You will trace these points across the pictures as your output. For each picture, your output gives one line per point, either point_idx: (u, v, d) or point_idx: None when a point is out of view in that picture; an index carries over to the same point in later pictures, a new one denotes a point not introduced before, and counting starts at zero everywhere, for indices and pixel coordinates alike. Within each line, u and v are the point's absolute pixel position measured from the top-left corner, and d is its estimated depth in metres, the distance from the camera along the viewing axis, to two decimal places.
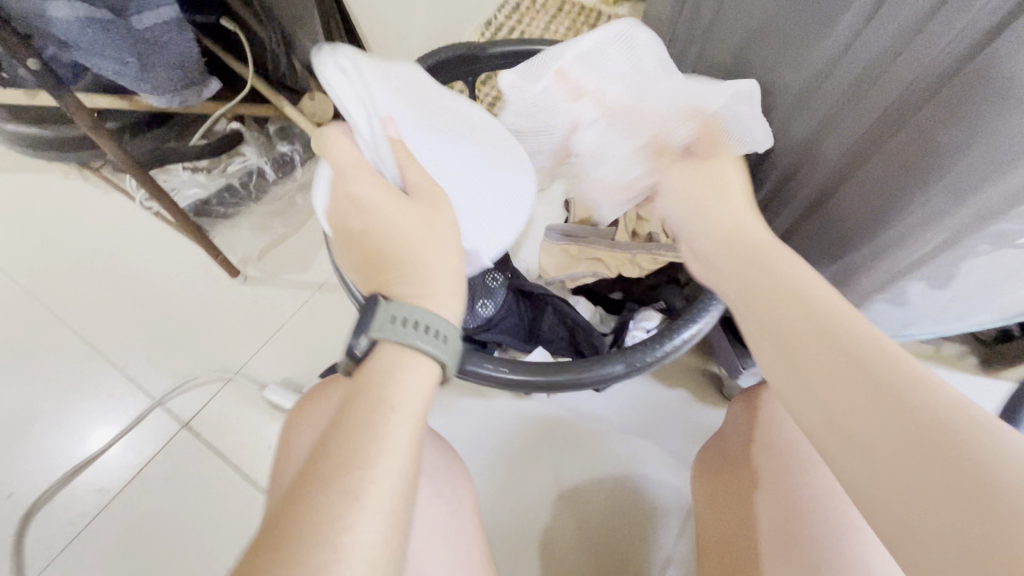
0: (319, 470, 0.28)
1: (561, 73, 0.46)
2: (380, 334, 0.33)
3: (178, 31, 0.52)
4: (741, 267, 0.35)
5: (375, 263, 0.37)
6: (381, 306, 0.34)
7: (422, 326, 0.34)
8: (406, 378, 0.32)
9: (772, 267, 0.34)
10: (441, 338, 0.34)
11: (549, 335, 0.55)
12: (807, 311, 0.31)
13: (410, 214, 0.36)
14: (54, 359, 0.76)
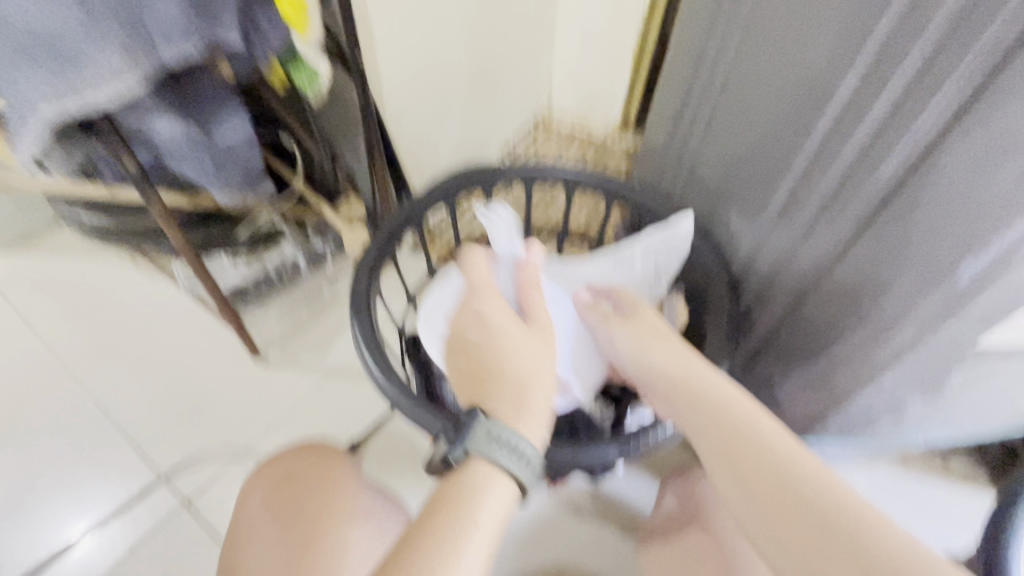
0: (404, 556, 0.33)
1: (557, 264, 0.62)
2: (475, 445, 0.37)
3: (248, 146, 0.63)
4: (673, 390, 0.44)
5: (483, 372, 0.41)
6: (481, 422, 0.38)
7: (511, 448, 0.37)
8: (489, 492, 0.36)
9: (695, 391, 0.43)
10: (522, 459, 0.37)
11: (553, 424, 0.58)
12: (726, 429, 0.40)
13: (529, 344, 0.42)
14: (70, 428, 0.80)
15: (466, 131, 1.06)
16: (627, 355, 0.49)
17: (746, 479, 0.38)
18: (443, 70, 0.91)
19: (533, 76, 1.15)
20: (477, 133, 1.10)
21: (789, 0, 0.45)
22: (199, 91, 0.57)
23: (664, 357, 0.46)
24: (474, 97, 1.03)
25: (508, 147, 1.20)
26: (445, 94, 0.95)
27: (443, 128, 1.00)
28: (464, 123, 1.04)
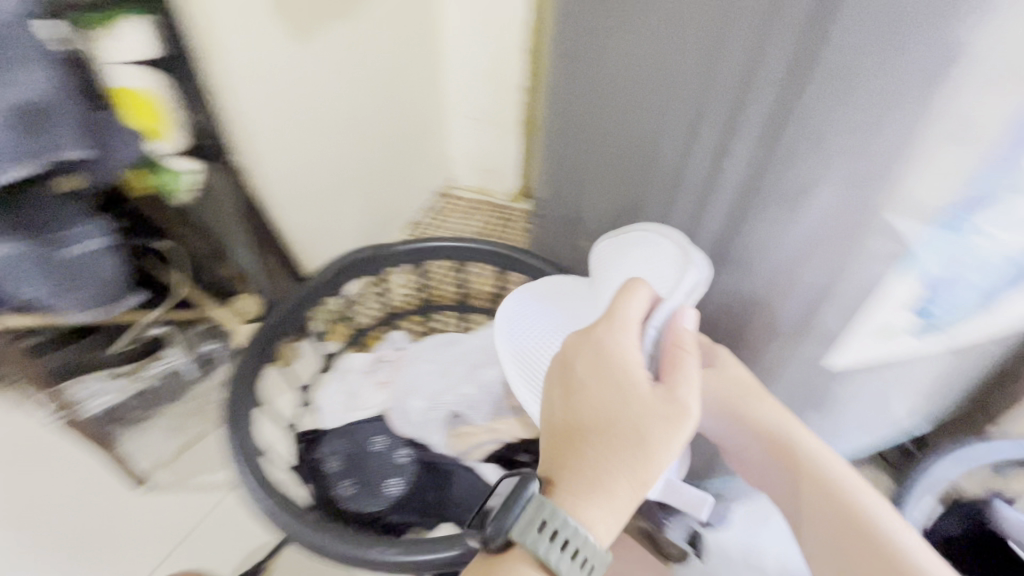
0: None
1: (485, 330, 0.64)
2: (521, 535, 0.35)
3: (99, 256, 0.57)
4: (773, 454, 0.49)
5: (563, 434, 0.38)
6: (531, 499, 0.36)
7: (564, 542, 0.35)
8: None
9: (800, 456, 0.48)
10: (586, 567, 0.35)
11: (459, 507, 0.54)
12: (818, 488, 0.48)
13: (659, 418, 0.36)
14: None
15: (368, 212, 1.06)
16: (722, 421, 0.51)
17: (835, 530, 0.47)
18: (336, 158, 0.92)
19: (431, 154, 1.19)
20: (380, 213, 1.10)
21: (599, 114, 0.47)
22: (39, 208, 0.52)
23: (773, 424, 0.49)
24: (373, 180, 1.04)
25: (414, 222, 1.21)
26: (343, 181, 0.96)
27: (342, 212, 0.99)
28: (365, 204, 1.05)
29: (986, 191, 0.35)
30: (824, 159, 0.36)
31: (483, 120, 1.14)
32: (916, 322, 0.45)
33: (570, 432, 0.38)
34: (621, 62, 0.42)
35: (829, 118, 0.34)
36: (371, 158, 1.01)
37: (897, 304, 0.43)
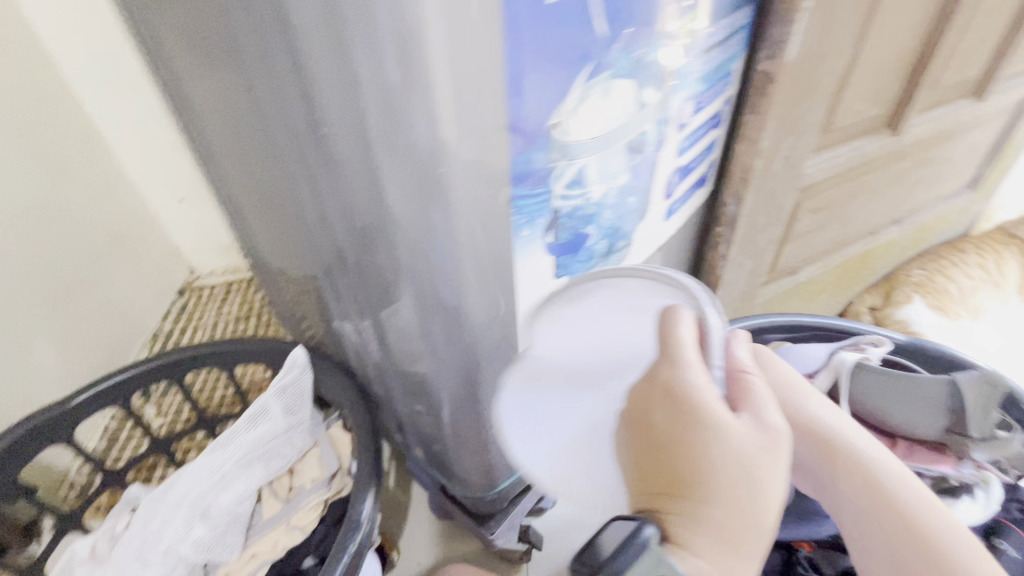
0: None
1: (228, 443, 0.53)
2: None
3: None
4: (827, 468, 0.41)
5: (672, 486, 0.31)
6: (653, 549, 0.28)
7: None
8: None
9: (849, 458, 0.40)
10: None
11: None
12: (865, 490, 0.39)
13: (763, 453, 0.31)
14: None
15: (72, 360, 0.82)
16: None
17: (888, 539, 0.38)
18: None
19: (144, 255, 0.97)
20: (92, 350, 0.86)
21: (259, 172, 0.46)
22: None
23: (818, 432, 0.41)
24: (60, 315, 0.80)
25: (155, 335, 0.99)
26: (10, 336, 0.72)
27: (28, 368, 0.74)
28: (60, 348, 0.80)
29: (548, 165, 0.36)
30: (386, 192, 0.34)
31: (201, 200, 0.98)
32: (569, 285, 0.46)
33: (673, 482, 0.31)
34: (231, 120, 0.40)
35: (377, 156, 0.33)
36: (43, 294, 0.77)
37: (542, 279, 0.43)
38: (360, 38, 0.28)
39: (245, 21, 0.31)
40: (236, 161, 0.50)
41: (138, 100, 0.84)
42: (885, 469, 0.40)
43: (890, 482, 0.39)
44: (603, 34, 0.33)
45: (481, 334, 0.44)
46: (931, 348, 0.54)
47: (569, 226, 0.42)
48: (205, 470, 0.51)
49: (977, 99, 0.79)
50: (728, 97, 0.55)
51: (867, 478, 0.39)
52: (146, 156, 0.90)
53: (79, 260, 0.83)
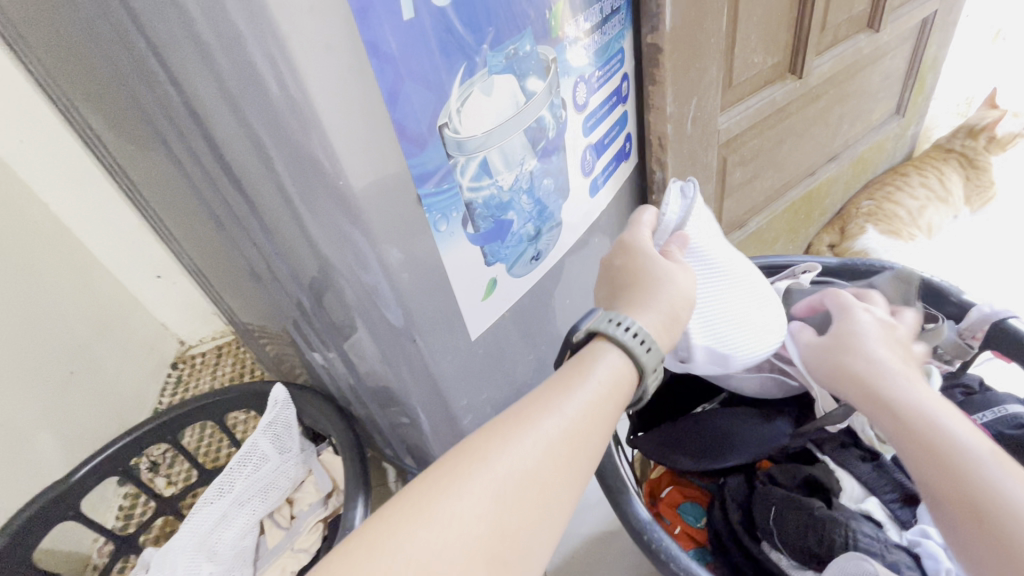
0: (525, 428, 0.30)
1: (231, 474, 0.56)
2: (598, 325, 0.36)
3: None
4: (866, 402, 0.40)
5: (616, 290, 0.41)
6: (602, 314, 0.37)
7: (630, 332, 0.35)
8: (590, 370, 0.34)
9: (888, 391, 0.38)
10: (644, 342, 0.35)
11: None
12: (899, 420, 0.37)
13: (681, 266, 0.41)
14: None
15: (76, 448, 0.85)
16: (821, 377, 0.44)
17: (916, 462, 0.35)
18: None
19: (130, 336, 1.00)
20: (95, 434, 0.89)
21: (194, 232, 0.50)
22: None
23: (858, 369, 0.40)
24: (57, 406, 0.83)
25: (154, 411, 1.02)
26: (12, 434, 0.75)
27: (34, 459, 0.77)
28: (62, 438, 0.82)
29: (448, 163, 0.40)
30: (312, 231, 0.37)
31: (176, 273, 1.01)
32: (504, 271, 0.51)
33: (616, 291, 0.41)
34: (168, 184, 0.44)
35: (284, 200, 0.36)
36: (36, 390, 0.80)
37: (477, 269, 0.48)
38: (253, 100, 0.31)
39: (153, 99, 0.33)
40: (182, 229, 0.52)
41: (96, 187, 0.87)
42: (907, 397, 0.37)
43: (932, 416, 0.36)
44: (468, 39, 0.38)
45: (432, 332, 0.47)
46: (860, 264, 0.59)
47: (487, 215, 0.46)
48: (204, 513, 0.53)
49: (873, 31, 0.84)
50: (624, 73, 0.59)
51: (909, 409, 0.36)
52: (113, 240, 0.93)
53: (66, 352, 0.86)
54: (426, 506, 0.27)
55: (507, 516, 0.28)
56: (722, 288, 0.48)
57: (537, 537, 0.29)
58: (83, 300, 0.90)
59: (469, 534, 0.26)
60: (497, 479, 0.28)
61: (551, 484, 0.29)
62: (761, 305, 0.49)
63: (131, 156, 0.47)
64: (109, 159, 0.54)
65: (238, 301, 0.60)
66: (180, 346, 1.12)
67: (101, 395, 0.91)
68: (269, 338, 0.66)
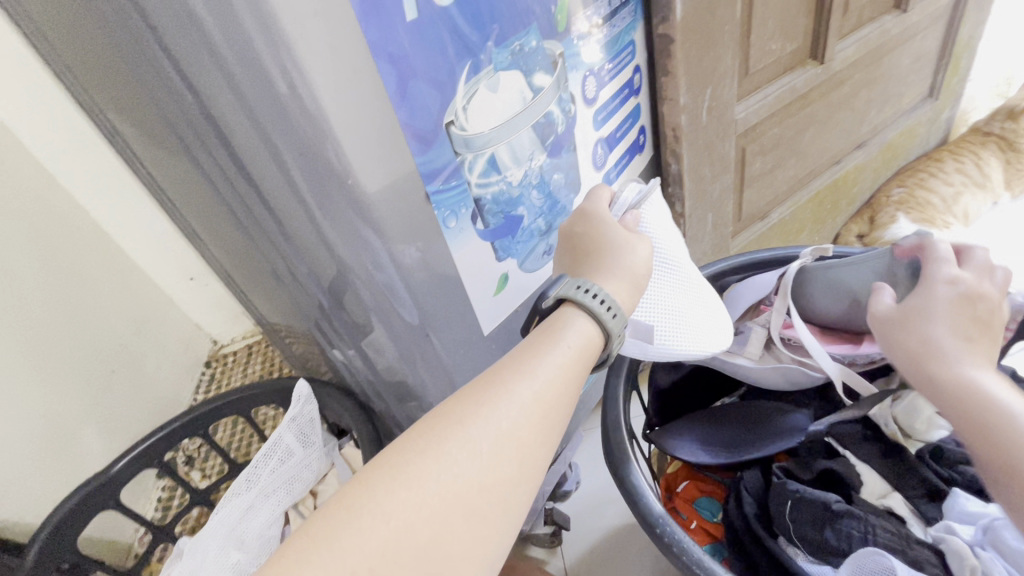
0: (500, 392, 0.31)
1: (254, 467, 0.58)
2: (567, 291, 0.37)
3: None
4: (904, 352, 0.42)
5: (581, 259, 0.41)
6: (569, 279, 0.38)
7: (597, 298, 0.36)
8: (561, 331, 0.35)
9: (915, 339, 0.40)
10: (608, 307, 0.36)
11: None
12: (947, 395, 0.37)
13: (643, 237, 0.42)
14: None
15: (117, 441, 0.89)
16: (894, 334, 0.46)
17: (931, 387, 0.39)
18: (19, 418, 0.74)
19: (166, 334, 1.04)
20: (132, 428, 0.93)
21: (218, 235, 0.52)
22: None
23: (910, 338, 0.40)
24: (99, 402, 0.87)
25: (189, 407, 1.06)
26: (59, 428, 0.80)
27: (78, 451, 0.81)
28: (104, 432, 0.87)
29: (455, 160, 0.41)
30: (329, 238, 0.38)
31: (208, 275, 1.05)
32: (515, 267, 0.52)
33: (580, 257, 0.41)
34: (189, 189, 0.46)
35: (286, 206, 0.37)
36: (80, 387, 0.84)
37: (488, 263, 0.49)
38: (268, 108, 0.32)
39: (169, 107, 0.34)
40: (208, 231, 0.54)
41: (133, 193, 0.91)
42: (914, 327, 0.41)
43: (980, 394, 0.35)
44: (473, 37, 0.39)
45: (442, 326, 0.48)
46: None
47: (496, 211, 0.47)
48: (229, 508, 0.56)
49: (900, 12, 0.81)
50: (636, 65, 0.59)
51: (949, 375, 0.37)
52: (149, 244, 0.97)
53: (105, 350, 0.90)
54: (406, 468, 0.28)
55: (485, 474, 0.28)
56: (674, 283, 0.48)
57: (516, 493, 0.30)
58: (121, 300, 0.95)
59: (449, 492, 0.27)
60: (474, 442, 0.29)
61: (526, 443, 0.30)
62: (706, 314, 0.50)
63: (157, 165, 0.49)
64: (141, 168, 0.57)
65: (264, 301, 0.62)
66: (213, 345, 1.16)
67: (138, 391, 0.95)
68: (293, 337, 0.68)
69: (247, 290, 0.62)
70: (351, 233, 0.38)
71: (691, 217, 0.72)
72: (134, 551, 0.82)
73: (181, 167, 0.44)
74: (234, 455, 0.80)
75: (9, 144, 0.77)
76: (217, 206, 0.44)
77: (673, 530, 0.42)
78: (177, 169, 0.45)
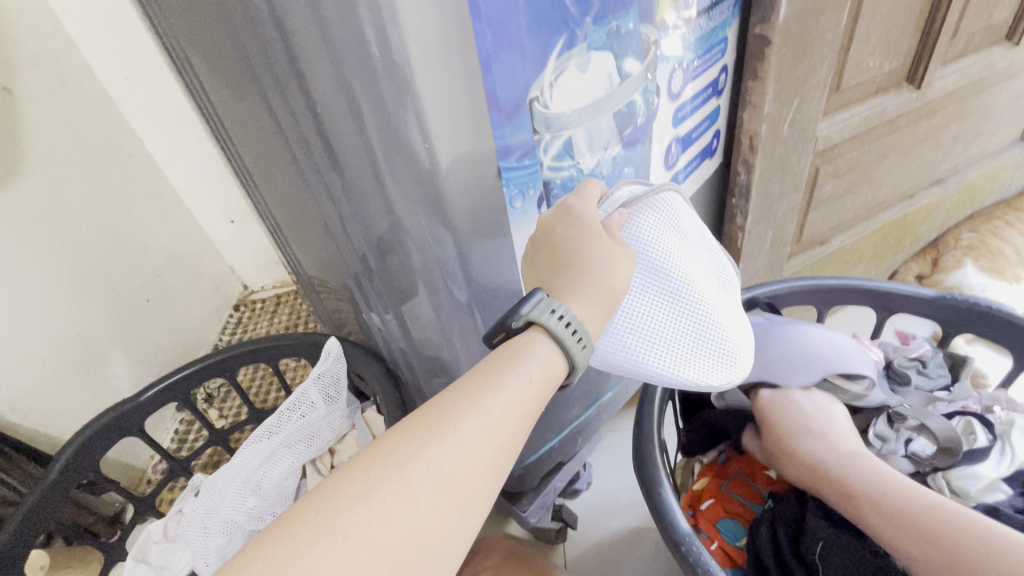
0: (449, 431, 0.31)
1: (276, 418, 0.59)
2: (535, 315, 0.35)
3: None
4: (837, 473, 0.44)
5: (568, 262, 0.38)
6: (542, 299, 0.35)
7: (568, 325, 0.35)
8: (524, 359, 0.34)
9: (868, 474, 0.43)
10: (578, 340, 0.35)
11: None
12: (852, 484, 0.43)
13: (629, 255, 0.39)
14: None
15: (144, 370, 0.91)
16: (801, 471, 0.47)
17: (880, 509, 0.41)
18: (55, 333, 0.76)
19: (202, 272, 1.05)
20: (160, 360, 0.95)
21: (274, 183, 0.51)
22: None
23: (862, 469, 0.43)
24: (130, 329, 0.89)
25: (214, 347, 1.08)
26: (89, 350, 0.81)
27: (104, 374, 0.84)
28: (132, 360, 0.89)
29: (533, 138, 0.39)
30: (394, 202, 0.37)
31: (248, 219, 1.05)
32: None
33: (558, 266, 0.38)
34: (253, 132, 0.46)
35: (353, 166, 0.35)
36: (113, 313, 0.86)
37: None
38: (355, 61, 0.30)
39: (254, 47, 0.33)
40: (264, 176, 0.53)
41: (188, 130, 0.91)
42: (857, 456, 0.45)
43: (878, 462, 0.44)
44: (573, 10, 0.37)
45: (479, 309, 0.47)
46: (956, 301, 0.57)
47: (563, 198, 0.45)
48: (249, 453, 0.57)
49: (1011, 45, 0.76)
50: (724, 64, 0.56)
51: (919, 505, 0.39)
52: (197, 183, 0.98)
53: (142, 281, 0.91)
54: (333, 518, 0.27)
55: (420, 526, 0.28)
56: (659, 295, 0.42)
57: (450, 539, 0.30)
58: (163, 232, 0.95)
59: (379, 546, 0.27)
60: (412, 487, 0.29)
61: (468, 489, 0.30)
62: (697, 344, 0.42)
63: (223, 105, 0.49)
64: (206, 105, 0.56)
65: (305, 252, 0.62)
66: (245, 291, 1.17)
67: (168, 323, 0.97)
68: (328, 291, 0.67)
69: (293, 238, 0.62)
70: (406, 202, 0.37)
71: (748, 232, 0.68)
72: (147, 479, 0.84)
73: (247, 108, 0.43)
74: (255, 401, 0.80)
75: (77, 64, 0.78)
76: (277, 154, 0.43)
77: (689, 558, 0.40)
78: (241, 108, 0.44)
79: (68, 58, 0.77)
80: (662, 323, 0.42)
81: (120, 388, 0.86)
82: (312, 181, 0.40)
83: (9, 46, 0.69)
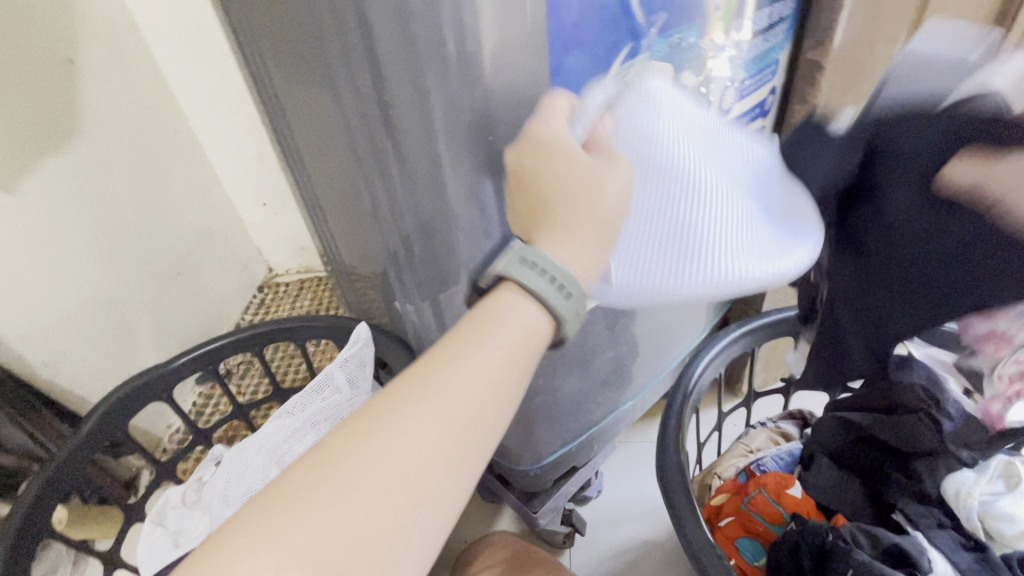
0: (416, 402, 0.29)
1: (305, 395, 0.60)
2: (510, 269, 0.32)
3: None
4: None
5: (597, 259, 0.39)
6: (518, 250, 0.33)
7: (544, 273, 0.32)
8: (499, 319, 0.31)
9: None
10: (562, 288, 0.32)
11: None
12: None
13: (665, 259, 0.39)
14: None
15: (168, 341, 0.93)
16: None
17: None
18: (90, 297, 0.78)
19: (232, 251, 1.07)
20: (184, 333, 0.97)
21: (324, 166, 0.53)
22: None
23: None
24: (159, 300, 0.91)
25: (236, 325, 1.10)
26: (121, 317, 0.84)
27: (132, 341, 0.86)
28: (159, 332, 0.92)
29: None
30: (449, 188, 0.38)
31: (280, 204, 1.07)
32: None
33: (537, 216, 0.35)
34: (312, 117, 0.47)
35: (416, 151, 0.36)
36: (144, 283, 0.88)
37: None
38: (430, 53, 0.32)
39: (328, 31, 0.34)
40: (317, 162, 0.54)
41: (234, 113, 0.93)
42: None
43: None
44: (640, 22, 0.39)
45: None
46: None
47: None
48: (276, 427, 0.59)
49: None
50: (773, 86, 0.56)
51: None
52: (237, 165, 1.00)
53: (174, 255, 0.94)
54: (294, 495, 0.27)
55: (383, 502, 0.27)
56: (667, 207, 0.39)
57: (418, 518, 0.28)
58: (199, 209, 0.98)
59: (335, 530, 0.26)
60: (375, 463, 0.27)
61: (435, 462, 0.28)
62: (723, 246, 0.39)
63: (283, 87, 0.50)
64: (264, 89, 0.58)
65: (343, 237, 0.63)
66: (271, 274, 1.19)
67: (195, 298, 0.99)
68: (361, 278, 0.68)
69: (331, 223, 0.64)
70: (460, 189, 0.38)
71: None
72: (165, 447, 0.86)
73: (310, 90, 0.44)
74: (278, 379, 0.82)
75: (136, 42, 0.81)
76: (333, 136, 0.44)
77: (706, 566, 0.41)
78: (303, 90, 0.46)
79: (128, 36, 0.80)
80: (677, 229, 0.39)
81: (144, 357, 0.88)
82: (368, 165, 0.41)
83: (77, 20, 0.72)
